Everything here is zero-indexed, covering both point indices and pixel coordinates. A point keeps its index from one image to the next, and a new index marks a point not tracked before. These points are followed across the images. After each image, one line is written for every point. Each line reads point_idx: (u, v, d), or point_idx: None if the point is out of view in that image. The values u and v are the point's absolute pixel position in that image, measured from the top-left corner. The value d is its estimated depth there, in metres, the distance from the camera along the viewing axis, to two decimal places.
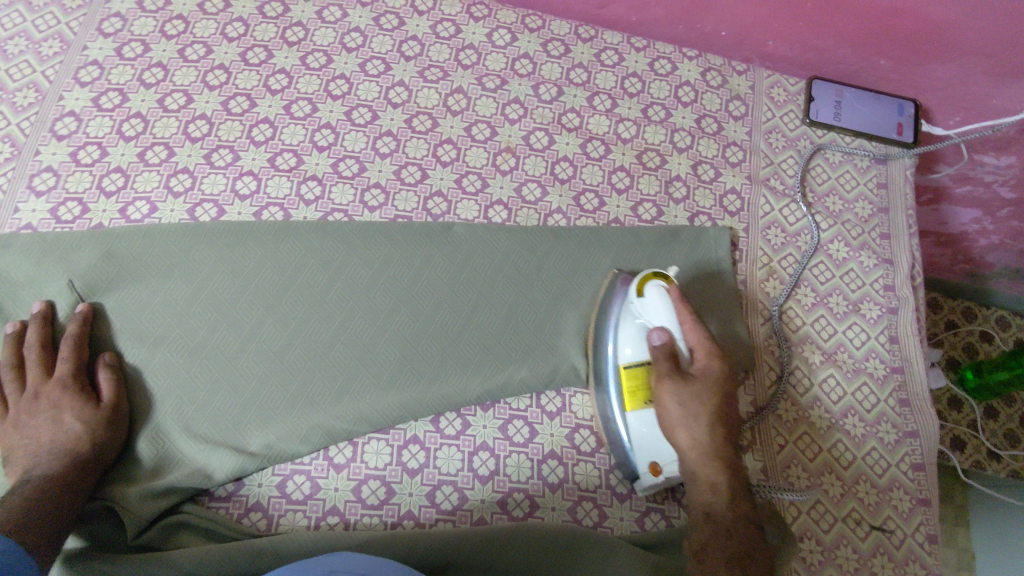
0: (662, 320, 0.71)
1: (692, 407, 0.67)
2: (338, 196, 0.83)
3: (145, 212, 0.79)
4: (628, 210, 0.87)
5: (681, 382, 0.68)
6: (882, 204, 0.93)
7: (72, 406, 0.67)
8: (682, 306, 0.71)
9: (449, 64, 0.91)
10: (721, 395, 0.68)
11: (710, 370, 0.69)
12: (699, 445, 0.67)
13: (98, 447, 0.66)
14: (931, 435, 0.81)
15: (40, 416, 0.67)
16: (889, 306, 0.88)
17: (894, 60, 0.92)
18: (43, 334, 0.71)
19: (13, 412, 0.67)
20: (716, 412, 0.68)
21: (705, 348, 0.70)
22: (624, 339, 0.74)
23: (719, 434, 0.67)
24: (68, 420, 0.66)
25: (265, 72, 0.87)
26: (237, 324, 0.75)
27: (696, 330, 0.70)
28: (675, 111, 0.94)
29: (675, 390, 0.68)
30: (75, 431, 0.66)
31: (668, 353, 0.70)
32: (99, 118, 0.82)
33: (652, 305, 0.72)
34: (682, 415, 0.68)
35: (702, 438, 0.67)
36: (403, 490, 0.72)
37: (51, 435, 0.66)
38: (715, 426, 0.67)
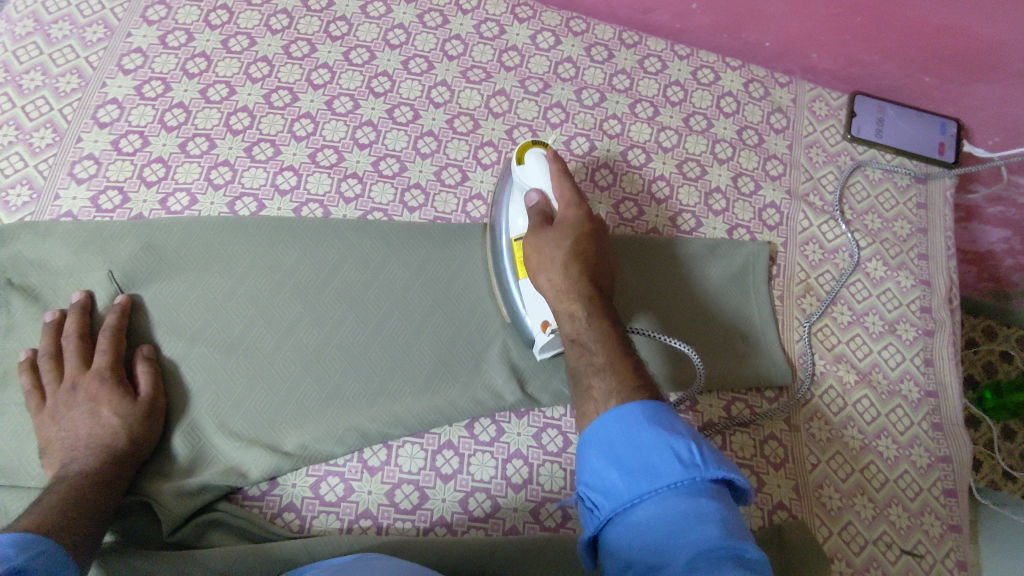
0: (539, 183, 0.72)
1: (558, 249, 0.68)
2: (378, 195, 0.82)
3: (185, 204, 0.78)
4: (667, 220, 0.87)
5: (548, 231, 0.69)
6: (921, 224, 0.93)
7: (110, 399, 0.67)
8: (557, 166, 0.72)
9: (492, 65, 0.90)
10: (579, 237, 0.69)
11: (574, 217, 0.70)
12: (559, 289, 0.66)
13: (135, 442, 0.66)
14: (963, 461, 0.81)
15: (79, 408, 0.66)
16: (926, 328, 0.87)
17: (939, 77, 0.91)
18: (82, 324, 0.70)
19: (51, 402, 0.67)
20: (579, 255, 0.68)
21: (573, 202, 0.71)
22: (512, 212, 0.75)
23: (580, 268, 0.67)
24: (105, 414, 0.66)
25: (307, 66, 0.87)
26: (274, 321, 0.75)
27: (564, 181, 0.72)
28: (717, 121, 0.93)
29: (542, 236, 0.69)
30: (112, 427, 0.65)
31: (541, 211, 0.71)
32: (141, 107, 0.82)
33: (529, 172, 0.73)
34: (545, 255, 0.68)
35: (567, 275, 0.66)
36: (436, 496, 0.71)
37: (88, 428, 0.65)
38: (577, 261, 0.67)
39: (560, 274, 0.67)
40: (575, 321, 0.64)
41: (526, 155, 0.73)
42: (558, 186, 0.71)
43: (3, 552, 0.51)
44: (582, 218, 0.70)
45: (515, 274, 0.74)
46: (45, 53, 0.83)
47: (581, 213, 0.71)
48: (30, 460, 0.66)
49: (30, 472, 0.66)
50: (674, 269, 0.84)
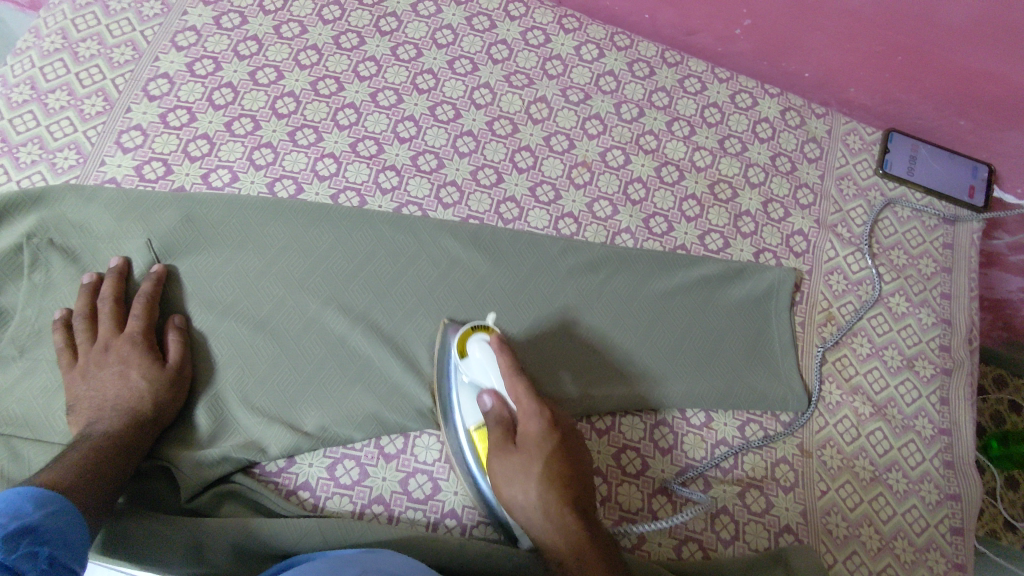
0: (492, 382, 0.71)
1: (529, 485, 0.66)
2: (414, 189, 0.83)
3: (225, 181, 0.80)
4: (696, 238, 0.88)
5: (517, 455, 0.67)
6: (946, 264, 0.93)
7: (140, 363, 0.68)
8: (504, 357, 0.71)
9: (535, 72, 0.92)
10: (551, 458, 0.67)
11: (537, 429, 0.68)
12: (537, 519, 0.65)
13: (160, 407, 0.67)
14: (972, 501, 0.81)
15: (109, 369, 0.67)
16: (943, 367, 0.88)
17: (974, 122, 0.93)
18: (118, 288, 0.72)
19: (82, 361, 0.68)
20: (552, 475, 0.66)
21: (534, 409, 0.68)
22: (462, 405, 0.72)
23: (561, 494, 0.66)
24: (134, 377, 0.67)
25: (355, 58, 0.88)
26: (303, 303, 0.76)
27: (517, 380, 0.69)
28: (751, 145, 0.94)
29: (506, 460, 0.67)
30: (139, 390, 0.66)
31: (499, 418, 0.70)
32: (191, 83, 0.83)
33: (474, 364, 0.71)
34: (516, 474, 0.66)
35: (540, 501, 0.65)
36: (448, 488, 0.72)
37: (116, 389, 0.66)
38: (553, 485, 0.66)
39: (527, 493, 0.66)
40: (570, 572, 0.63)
41: (467, 345, 0.72)
42: (510, 388, 0.69)
43: (21, 507, 0.52)
44: (543, 422, 0.68)
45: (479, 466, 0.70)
46: (103, 24, 0.85)
47: (540, 417, 0.68)
48: (57, 416, 0.68)
49: (54, 427, 0.67)
50: (694, 289, 0.85)
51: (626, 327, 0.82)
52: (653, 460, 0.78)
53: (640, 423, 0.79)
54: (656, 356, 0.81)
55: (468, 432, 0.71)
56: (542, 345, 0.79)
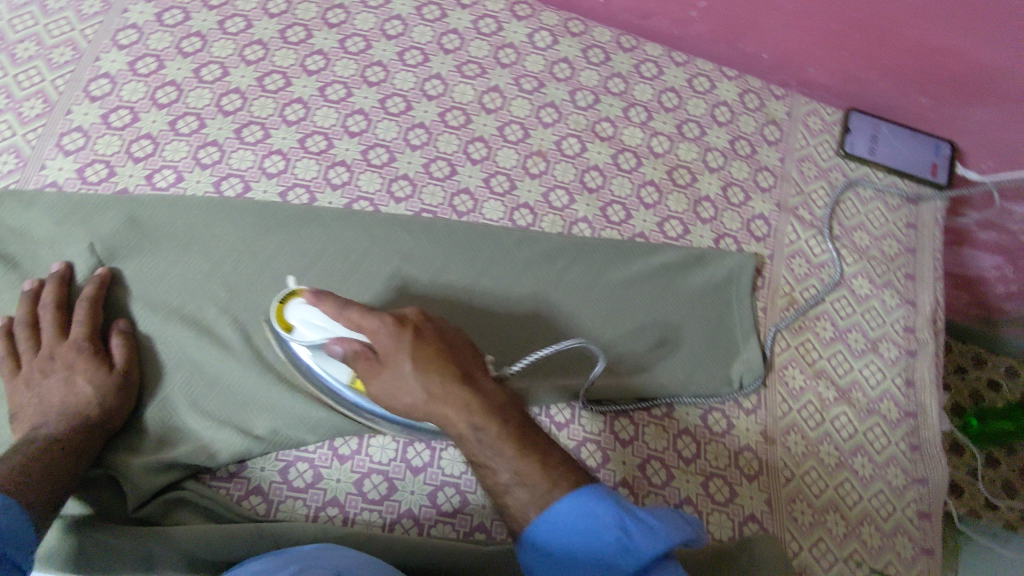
0: (324, 333, 0.64)
1: (404, 373, 0.56)
2: (365, 184, 0.82)
3: (171, 181, 0.78)
4: (654, 225, 0.87)
5: (383, 367, 0.57)
6: (909, 244, 0.92)
7: (85, 369, 0.66)
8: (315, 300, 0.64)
9: (488, 61, 0.91)
10: (418, 349, 0.57)
11: (385, 334, 0.58)
12: (438, 410, 0.56)
13: (106, 412, 0.66)
14: (940, 483, 0.80)
15: (53, 376, 0.66)
16: (908, 348, 0.87)
17: (935, 100, 0.92)
18: (60, 294, 0.70)
19: (26, 368, 0.67)
20: (425, 358, 0.56)
21: (376, 330, 0.58)
22: (327, 368, 0.68)
23: (444, 375, 0.56)
24: (79, 380, 0.66)
25: (303, 52, 0.87)
26: (253, 303, 0.75)
27: (365, 310, 0.59)
28: (709, 130, 0.93)
29: (376, 373, 0.58)
30: (85, 394, 0.65)
31: (348, 348, 0.60)
32: (133, 82, 0.82)
33: (306, 331, 0.65)
34: (392, 388, 0.57)
35: (423, 393, 0.56)
36: (404, 488, 0.71)
37: (62, 395, 0.65)
38: (434, 368, 0.56)
39: (410, 387, 0.56)
40: (479, 443, 0.55)
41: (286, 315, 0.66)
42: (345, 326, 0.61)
43: None
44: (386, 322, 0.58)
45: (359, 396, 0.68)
46: (42, 24, 0.83)
47: (383, 323, 0.58)
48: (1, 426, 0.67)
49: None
50: (655, 277, 0.83)
51: (586, 317, 0.81)
52: (615, 452, 0.76)
53: (601, 415, 0.78)
54: (615, 345, 0.80)
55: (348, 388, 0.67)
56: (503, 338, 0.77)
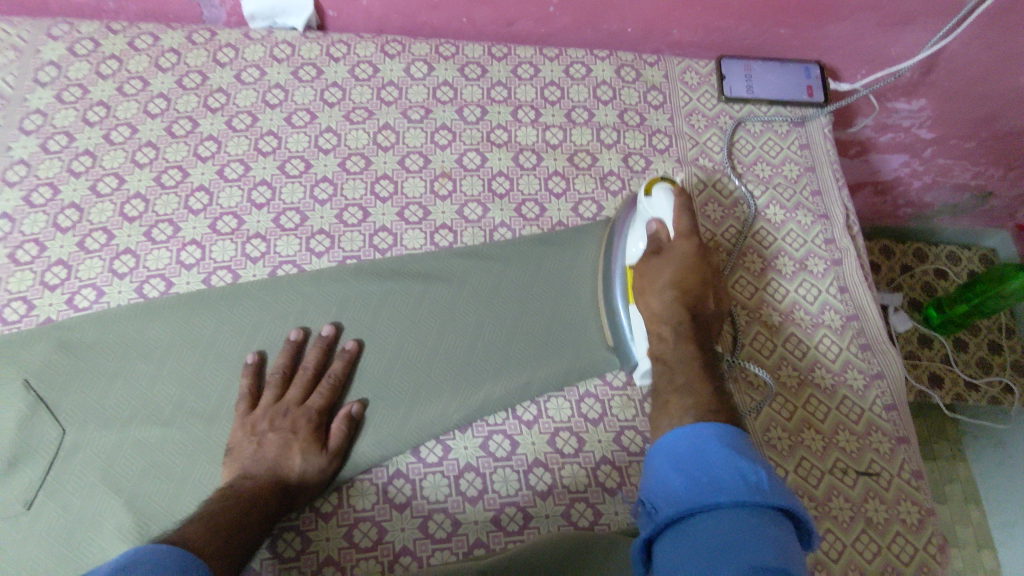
0: (661, 213, 0.74)
1: (664, 275, 0.71)
2: (284, 249, 0.83)
3: (93, 298, 0.79)
4: (570, 211, 0.90)
5: (660, 257, 0.73)
6: (808, 164, 0.97)
7: (286, 442, 0.70)
8: (683, 200, 0.74)
9: (372, 103, 0.93)
10: (688, 267, 0.71)
11: (683, 246, 0.72)
12: (654, 317, 0.70)
13: (312, 472, 0.70)
14: (895, 374, 0.84)
15: (278, 433, 0.71)
16: (833, 258, 0.91)
17: (793, 28, 0.97)
18: (289, 363, 0.76)
19: (258, 418, 0.72)
20: (684, 283, 0.70)
21: (687, 232, 0.72)
22: (633, 238, 0.78)
23: (683, 301, 0.70)
24: (309, 446, 0.71)
25: (193, 141, 0.88)
26: (205, 393, 0.76)
27: (683, 214, 0.73)
28: (597, 110, 0.97)
29: (654, 263, 0.73)
30: (307, 457, 0.70)
31: (654, 244, 0.74)
32: (32, 215, 0.82)
33: (655, 200, 0.75)
34: (650, 282, 0.72)
35: (666, 301, 0.70)
36: (395, 527, 0.71)
37: (273, 458, 0.69)
38: (674, 288, 0.70)
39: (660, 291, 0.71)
40: (666, 346, 0.67)
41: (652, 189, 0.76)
42: (675, 219, 0.73)
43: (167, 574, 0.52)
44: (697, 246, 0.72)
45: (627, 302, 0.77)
46: None
47: (696, 247, 0.72)
48: None
49: None
50: (586, 258, 0.86)
51: (530, 314, 0.83)
52: (588, 433, 0.77)
53: (566, 401, 0.79)
54: (562, 333, 0.82)
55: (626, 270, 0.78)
56: (452, 358, 0.80)
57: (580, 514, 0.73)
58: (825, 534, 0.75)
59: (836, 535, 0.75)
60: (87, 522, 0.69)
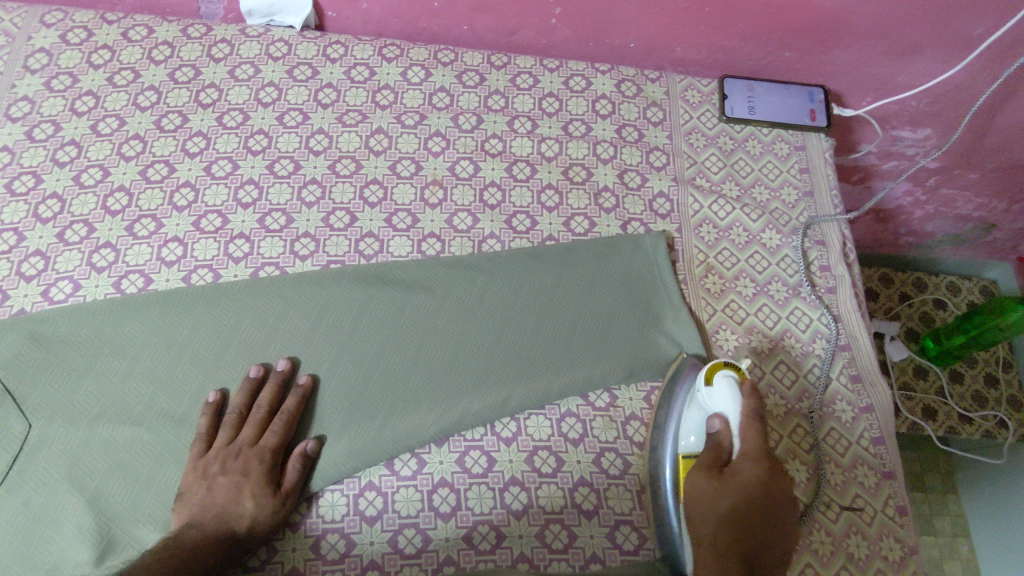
0: (723, 408, 0.71)
1: (719, 512, 0.66)
2: (267, 250, 0.82)
3: (68, 291, 0.77)
4: (561, 225, 0.88)
5: (720, 483, 0.67)
6: (806, 188, 0.95)
7: (239, 487, 0.68)
8: (751, 400, 0.70)
9: (367, 106, 0.92)
10: (753, 499, 0.66)
11: (750, 471, 0.67)
12: (700, 527, 0.66)
13: (264, 516, 0.67)
14: (884, 407, 0.82)
15: (231, 478, 0.68)
16: (827, 286, 0.89)
17: (798, 52, 0.96)
18: (247, 401, 0.74)
19: (210, 463, 0.69)
20: (743, 514, 0.65)
21: (755, 455, 0.68)
22: (687, 426, 0.73)
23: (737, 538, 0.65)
24: (261, 487, 0.68)
25: (182, 137, 0.87)
26: (177, 393, 0.74)
27: (753, 425, 0.69)
28: (595, 124, 0.95)
29: (710, 484, 0.67)
30: (257, 500, 0.67)
31: (712, 458, 0.69)
32: (13, 203, 0.81)
33: (720, 394, 0.71)
34: (702, 507, 0.66)
35: (714, 523, 0.65)
36: (363, 540, 0.70)
37: (221, 503, 0.67)
38: (729, 524, 0.65)
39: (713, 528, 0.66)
40: None
41: (716, 379, 0.72)
42: (744, 430, 0.69)
43: None
44: (764, 475, 0.67)
45: (676, 500, 0.71)
46: None
47: (761, 478, 0.67)
48: None
49: None
50: (573, 276, 0.85)
51: (514, 330, 0.81)
52: (567, 453, 0.76)
53: (546, 419, 0.77)
54: (545, 352, 0.80)
55: (675, 457, 0.72)
56: (432, 370, 0.78)
57: (553, 536, 0.72)
58: (804, 568, 0.73)
59: (815, 570, 0.73)
60: (48, 521, 0.67)
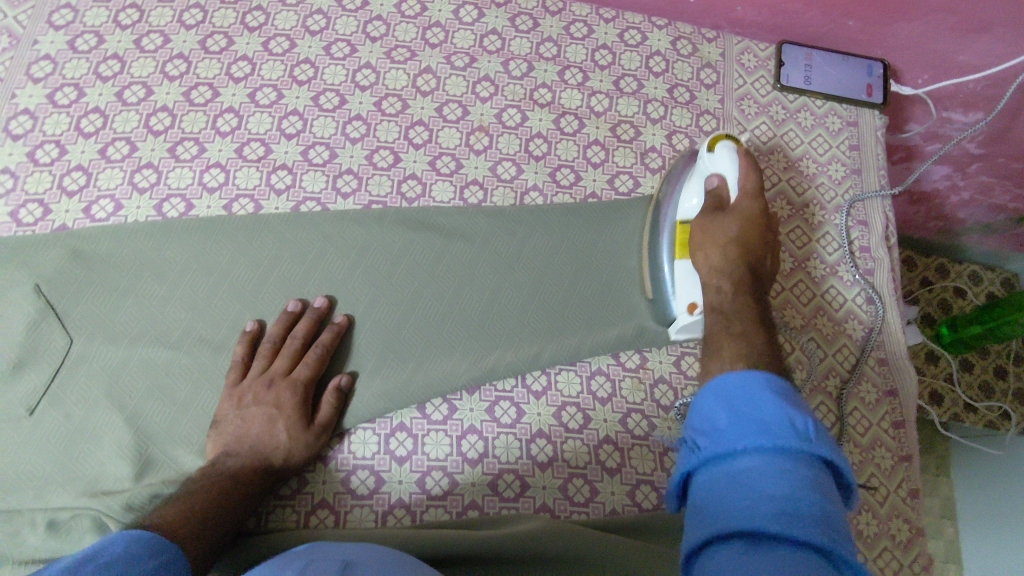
0: (722, 168, 0.75)
1: (725, 239, 0.71)
2: (309, 184, 0.81)
3: (110, 210, 0.77)
4: (605, 183, 0.87)
5: (722, 216, 0.73)
6: (855, 165, 0.93)
7: (276, 416, 0.69)
8: (749, 163, 0.75)
9: (416, 43, 0.89)
10: (755, 226, 0.73)
11: (749, 206, 0.73)
12: (712, 265, 0.71)
13: (299, 449, 0.68)
14: (909, 392, 0.83)
15: (265, 408, 0.69)
16: (865, 268, 0.88)
17: (862, 21, 0.91)
18: (283, 332, 0.74)
19: (246, 392, 0.70)
20: (745, 245, 0.72)
21: (751, 195, 0.74)
22: (688, 190, 0.76)
23: (740, 255, 0.71)
24: (296, 421, 0.69)
25: (226, 59, 0.85)
26: (215, 322, 0.74)
27: (751, 178, 0.74)
28: (647, 82, 0.93)
29: (717, 221, 0.72)
30: (292, 433, 0.68)
31: (713, 202, 0.74)
32: (55, 115, 0.80)
33: (719, 158, 0.75)
34: (711, 236, 0.72)
35: (726, 258, 0.70)
36: (392, 478, 0.71)
37: (256, 435, 0.68)
38: (735, 245, 0.71)
39: (721, 253, 0.71)
40: (722, 296, 0.68)
41: (715, 147, 0.75)
42: (742, 178, 0.74)
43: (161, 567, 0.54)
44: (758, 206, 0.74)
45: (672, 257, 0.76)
46: None
47: (757, 212, 0.73)
48: None
49: None
50: (613, 235, 0.84)
51: (550, 284, 0.81)
52: (595, 411, 0.77)
53: (576, 376, 0.78)
54: (580, 309, 0.81)
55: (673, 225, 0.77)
56: (466, 318, 0.79)
57: (576, 489, 0.73)
58: None
59: None
60: (87, 434, 0.69)
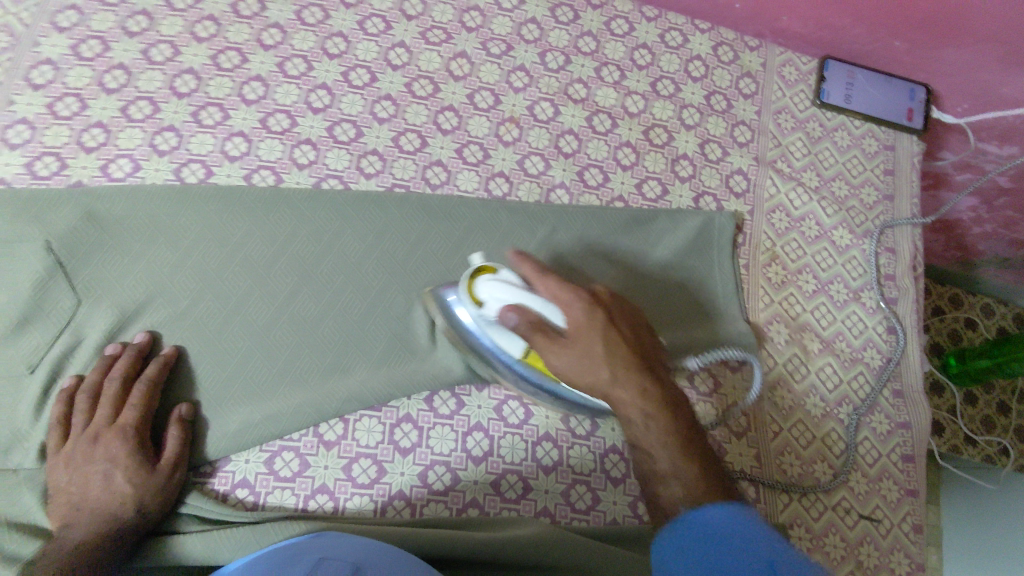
0: (510, 297, 0.63)
1: (603, 362, 0.57)
2: (333, 161, 0.79)
3: (128, 170, 0.76)
4: (633, 187, 0.85)
5: (557, 340, 0.59)
6: (887, 191, 0.92)
7: (123, 464, 0.63)
8: (528, 267, 0.64)
9: (453, 25, 0.87)
10: (610, 330, 0.59)
11: (581, 314, 0.59)
12: (609, 386, 0.57)
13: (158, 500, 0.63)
14: (922, 427, 0.81)
15: (99, 462, 0.63)
16: (888, 296, 0.87)
17: (908, 42, 0.89)
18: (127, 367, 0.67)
19: (72, 445, 0.64)
20: (625, 343, 0.58)
21: (569, 290, 0.61)
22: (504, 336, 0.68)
23: (637, 363, 0.57)
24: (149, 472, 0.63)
25: (257, 25, 0.83)
26: (225, 295, 0.73)
27: (550, 279, 0.62)
28: (684, 86, 0.91)
29: (560, 347, 0.59)
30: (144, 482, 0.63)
31: (528, 323, 0.61)
32: (77, 67, 0.78)
33: (498, 293, 0.64)
34: (573, 354, 0.58)
35: (614, 370, 0.57)
36: (394, 469, 0.70)
37: (107, 492, 0.62)
38: (610, 355, 0.57)
39: (616, 365, 0.57)
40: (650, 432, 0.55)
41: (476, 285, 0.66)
42: (551, 287, 0.62)
43: None
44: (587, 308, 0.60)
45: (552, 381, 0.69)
46: None
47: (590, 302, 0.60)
48: None
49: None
50: (636, 241, 0.82)
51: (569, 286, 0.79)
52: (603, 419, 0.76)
53: None
54: None
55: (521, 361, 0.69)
56: None
57: (579, 496, 0.72)
58: None
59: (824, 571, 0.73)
60: None
